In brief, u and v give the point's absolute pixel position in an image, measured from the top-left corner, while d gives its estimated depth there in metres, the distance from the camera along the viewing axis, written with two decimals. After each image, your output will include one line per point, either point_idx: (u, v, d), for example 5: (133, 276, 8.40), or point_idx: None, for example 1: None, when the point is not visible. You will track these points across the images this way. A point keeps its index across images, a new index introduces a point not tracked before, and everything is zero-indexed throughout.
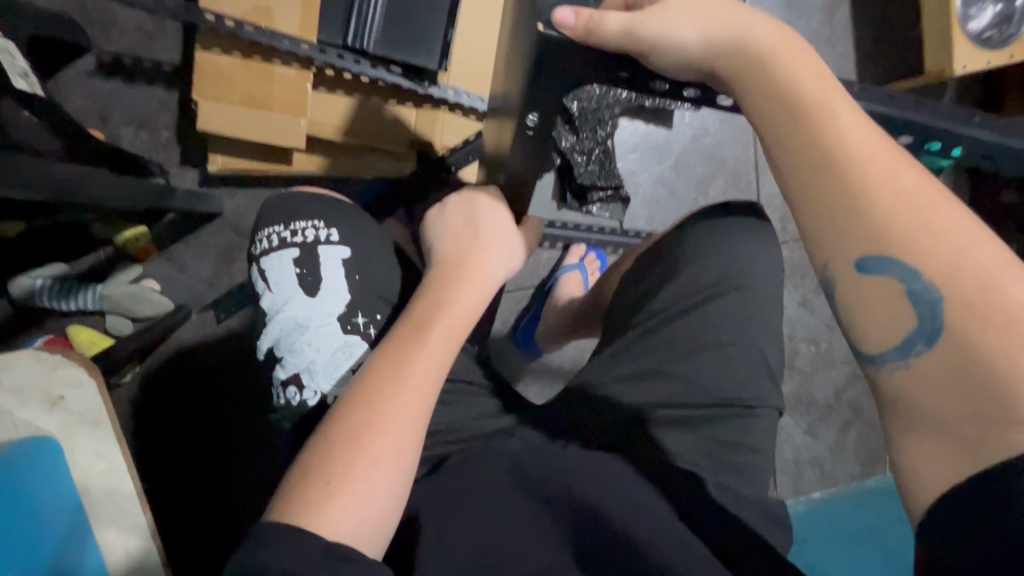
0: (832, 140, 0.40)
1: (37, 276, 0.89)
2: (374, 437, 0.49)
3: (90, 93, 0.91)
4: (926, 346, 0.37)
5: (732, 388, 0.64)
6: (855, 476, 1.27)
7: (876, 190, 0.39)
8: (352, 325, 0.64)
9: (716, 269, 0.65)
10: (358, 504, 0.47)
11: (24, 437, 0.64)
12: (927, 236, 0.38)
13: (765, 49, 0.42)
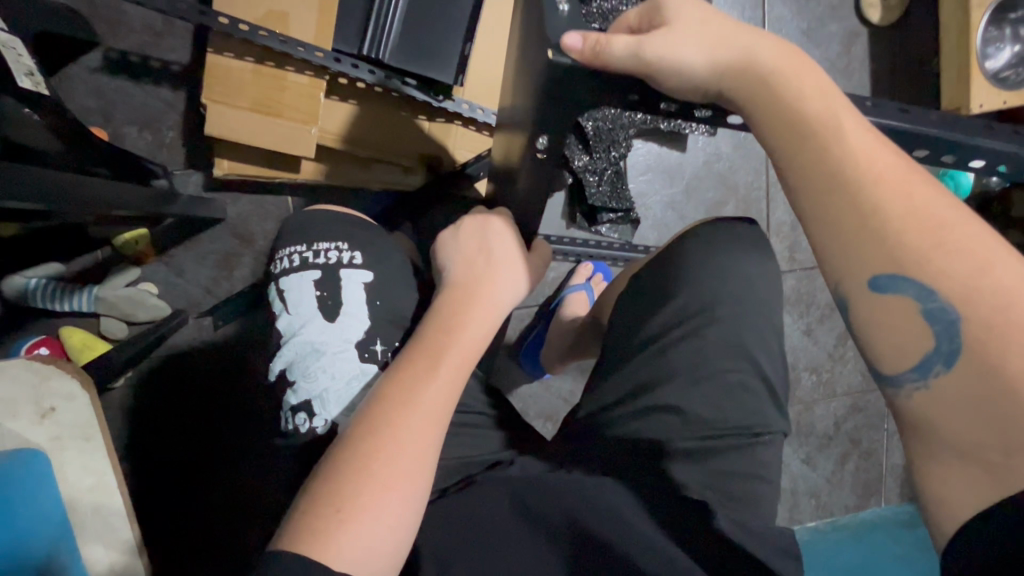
0: (841, 163, 0.39)
1: (32, 275, 0.87)
2: (386, 462, 0.47)
3: (95, 91, 0.88)
4: (945, 367, 0.36)
5: (740, 416, 0.61)
6: (850, 507, 1.27)
7: (886, 207, 0.37)
8: (368, 353, 0.62)
9: (714, 292, 0.63)
10: (370, 533, 0.44)
11: (12, 449, 0.62)
12: (944, 254, 0.36)
13: (773, 66, 0.41)
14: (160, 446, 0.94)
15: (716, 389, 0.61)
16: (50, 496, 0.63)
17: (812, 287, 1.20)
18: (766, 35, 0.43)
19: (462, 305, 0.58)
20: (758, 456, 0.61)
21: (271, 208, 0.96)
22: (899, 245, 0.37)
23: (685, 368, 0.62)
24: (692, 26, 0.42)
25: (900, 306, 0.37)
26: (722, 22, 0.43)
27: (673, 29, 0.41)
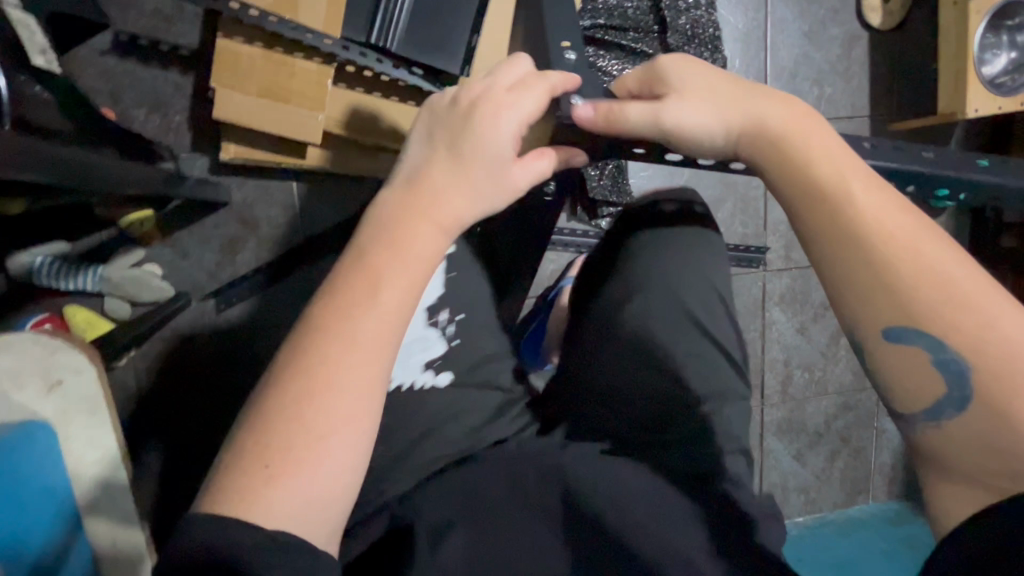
0: (855, 226, 0.44)
1: (37, 253, 0.87)
2: (318, 407, 0.41)
3: (104, 73, 0.89)
4: (955, 411, 0.43)
5: (702, 388, 0.63)
6: (839, 503, 1.29)
7: (903, 268, 0.43)
8: (434, 320, 0.71)
9: (662, 266, 0.64)
10: (298, 489, 0.40)
11: (18, 420, 0.62)
12: (953, 311, 0.42)
13: (788, 132, 0.47)
14: (163, 423, 0.97)
15: (682, 363, 0.63)
16: (56, 467, 0.64)
17: (805, 286, 1.21)
18: (775, 95, 0.49)
19: (391, 247, 0.46)
20: (722, 421, 0.63)
21: (276, 193, 0.97)
22: (910, 301, 0.43)
23: (648, 349, 0.62)
24: (702, 90, 0.49)
25: (913, 354, 0.44)
26: (732, 87, 0.49)
27: (683, 95, 0.49)
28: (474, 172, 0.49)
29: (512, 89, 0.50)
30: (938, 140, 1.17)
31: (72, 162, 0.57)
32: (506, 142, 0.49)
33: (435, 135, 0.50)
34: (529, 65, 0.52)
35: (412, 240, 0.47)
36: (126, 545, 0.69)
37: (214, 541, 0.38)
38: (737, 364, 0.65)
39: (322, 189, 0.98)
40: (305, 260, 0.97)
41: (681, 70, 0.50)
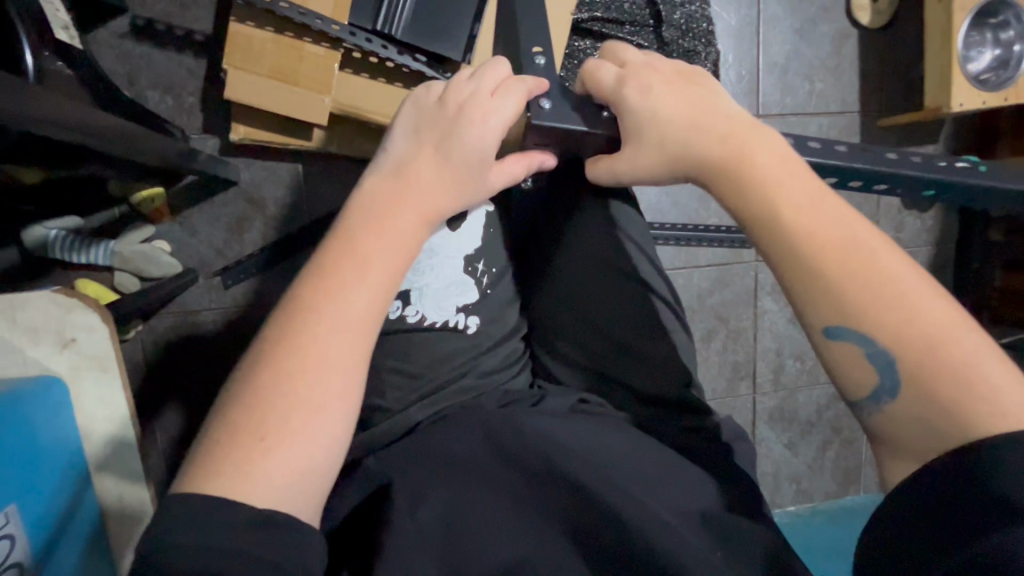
0: (794, 229, 0.46)
1: (52, 226, 0.90)
2: (308, 380, 0.42)
3: (121, 55, 0.93)
4: (889, 398, 0.44)
5: (637, 331, 0.67)
6: (830, 493, 1.31)
7: (835, 274, 0.45)
8: (472, 268, 0.70)
9: (597, 250, 0.67)
10: (288, 465, 0.40)
11: (34, 374, 0.66)
12: (883, 309, 0.44)
13: (726, 155, 0.50)
14: (170, 395, 1.00)
15: (613, 307, 0.67)
16: (66, 421, 0.66)
17: None
18: (727, 111, 0.53)
19: (377, 231, 0.48)
20: (660, 355, 0.66)
21: (282, 175, 1.00)
22: (845, 301, 0.44)
23: (576, 294, 0.68)
24: (658, 120, 0.53)
25: (850, 350, 0.45)
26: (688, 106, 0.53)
27: (639, 128, 0.53)
28: (456, 162, 0.52)
29: (495, 94, 0.54)
30: (927, 136, 1.21)
31: (78, 121, 0.62)
32: (486, 140, 0.53)
33: (421, 130, 0.53)
34: (509, 70, 0.56)
35: (399, 224, 0.49)
36: (133, 502, 0.72)
37: (196, 520, 0.37)
38: (668, 302, 0.69)
39: (327, 172, 1.01)
40: (310, 240, 1.00)
41: (641, 99, 0.53)
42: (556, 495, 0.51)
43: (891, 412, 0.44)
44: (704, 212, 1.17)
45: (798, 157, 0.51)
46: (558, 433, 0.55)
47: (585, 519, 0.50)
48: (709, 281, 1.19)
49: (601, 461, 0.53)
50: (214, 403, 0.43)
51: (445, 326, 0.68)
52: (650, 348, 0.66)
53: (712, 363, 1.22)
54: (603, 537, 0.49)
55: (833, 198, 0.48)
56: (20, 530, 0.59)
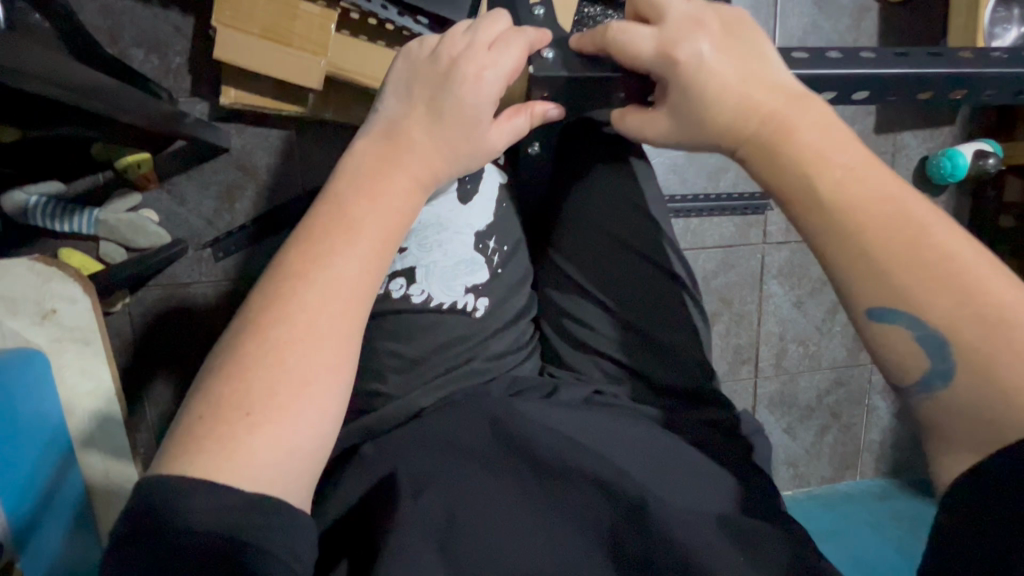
0: (833, 198, 0.41)
1: (33, 192, 0.87)
2: (297, 352, 0.39)
3: (103, 9, 0.87)
4: (942, 384, 0.39)
5: (659, 320, 0.64)
6: (826, 478, 1.30)
7: (878, 252, 0.39)
8: (482, 245, 0.67)
9: (618, 224, 0.65)
10: (273, 441, 0.37)
11: (13, 346, 0.63)
12: (939, 287, 0.38)
13: (763, 128, 0.44)
14: (160, 370, 0.97)
15: (638, 297, 0.64)
16: (47, 395, 0.63)
17: (804, 260, 1.20)
18: (764, 75, 0.46)
19: (369, 195, 0.45)
20: (678, 346, 0.64)
21: (275, 142, 0.95)
22: (890, 282, 0.39)
23: (593, 278, 0.66)
24: (704, 88, 0.46)
25: (895, 333, 0.40)
26: (719, 65, 0.45)
27: (689, 95, 0.46)
28: (453, 122, 0.48)
29: (492, 46, 0.48)
30: (943, 117, 1.17)
31: (55, 73, 0.58)
32: (483, 98, 0.48)
33: (413, 86, 0.49)
34: (509, 20, 0.50)
35: (392, 188, 0.46)
36: (119, 479, 0.69)
37: (179, 501, 0.35)
38: (689, 289, 0.65)
39: (321, 140, 0.96)
40: (304, 211, 0.97)
41: (691, 69, 0.46)
42: (569, 488, 0.48)
43: (944, 398, 0.39)
44: (710, 191, 1.13)
45: (843, 122, 0.45)
46: (567, 429, 0.54)
47: (599, 516, 0.47)
48: (715, 262, 1.16)
49: (614, 459, 0.51)
50: (196, 374, 0.40)
51: (453, 308, 0.65)
52: (671, 338, 0.64)
53: (714, 346, 1.20)
54: (616, 528, 0.47)
55: (882, 169, 0.42)
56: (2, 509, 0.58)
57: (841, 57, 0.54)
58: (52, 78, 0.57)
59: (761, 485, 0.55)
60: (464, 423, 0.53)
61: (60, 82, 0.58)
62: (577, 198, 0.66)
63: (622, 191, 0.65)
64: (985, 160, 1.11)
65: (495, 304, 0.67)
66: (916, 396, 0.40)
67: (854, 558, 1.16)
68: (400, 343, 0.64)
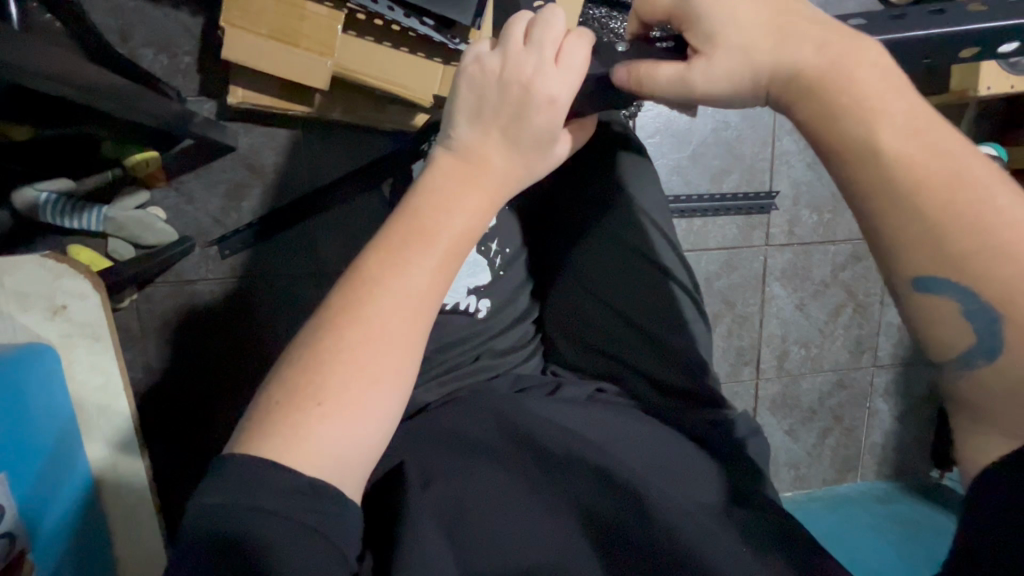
0: (897, 156, 0.37)
1: (43, 189, 0.88)
2: (372, 352, 0.40)
3: (113, 9, 0.88)
4: (985, 361, 0.38)
5: (662, 321, 0.64)
6: (827, 480, 1.30)
7: (937, 214, 0.37)
8: (484, 247, 0.67)
9: (626, 225, 0.65)
10: (342, 434, 0.38)
11: (23, 342, 0.64)
12: (1004, 258, 0.36)
13: (814, 64, 0.40)
14: (167, 365, 0.99)
15: (632, 296, 0.65)
16: (56, 390, 0.64)
17: (807, 262, 1.20)
18: (808, 16, 0.42)
19: (438, 210, 0.43)
20: (682, 348, 0.62)
21: (283, 141, 0.96)
22: (949, 249, 0.37)
23: (594, 277, 0.66)
24: (725, 25, 0.42)
25: (927, 323, 0.40)
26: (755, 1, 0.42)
27: None
28: (522, 138, 0.45)
29: (560, 60, 0.45)
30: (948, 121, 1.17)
31: (65, 71, 0.59)
32: (552, 117, 0.45)
33: (484, 89, 0.45)
34: (566, 22, 0.46)
35: (464, 204, 0.44)
36: (126, 472, 0.69)
37: (240, 485, 0.36)
38: (689, 291, 0.65)
39: (327, 139, 0.97)
40: (312, 210, 0.98)
41: (712, 1, 0.43)
42: (574, 480, 0.49)
43: (962, 392, 0.40)
44: (714, 192, 1.14)
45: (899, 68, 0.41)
46: (571, 424, 0.55)
47: (598, 502, 0.48)
48: (718, 264, 1.17)
49: (616, 455, 0.52)
50: (277, 359, 0.41)
51: (454, 309, 0.66)
52: (679, 342, 0.63)
53: (715, 347, 1.21)
54: (622, 528, 0.47)
55: (942, 123, 0.39)
56: (13, 502, 0.59)
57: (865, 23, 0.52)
58: (62, 79, 0.57)
59: (758, 486, 0.56)
60: (469, 419, 0.55)
61: (70, 83, 0.59)
62: (586, 195, 0.67)
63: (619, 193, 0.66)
64: None
65: (496, 306, 0.68)
66: (947, 385, 0.41)
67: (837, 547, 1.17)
68: None
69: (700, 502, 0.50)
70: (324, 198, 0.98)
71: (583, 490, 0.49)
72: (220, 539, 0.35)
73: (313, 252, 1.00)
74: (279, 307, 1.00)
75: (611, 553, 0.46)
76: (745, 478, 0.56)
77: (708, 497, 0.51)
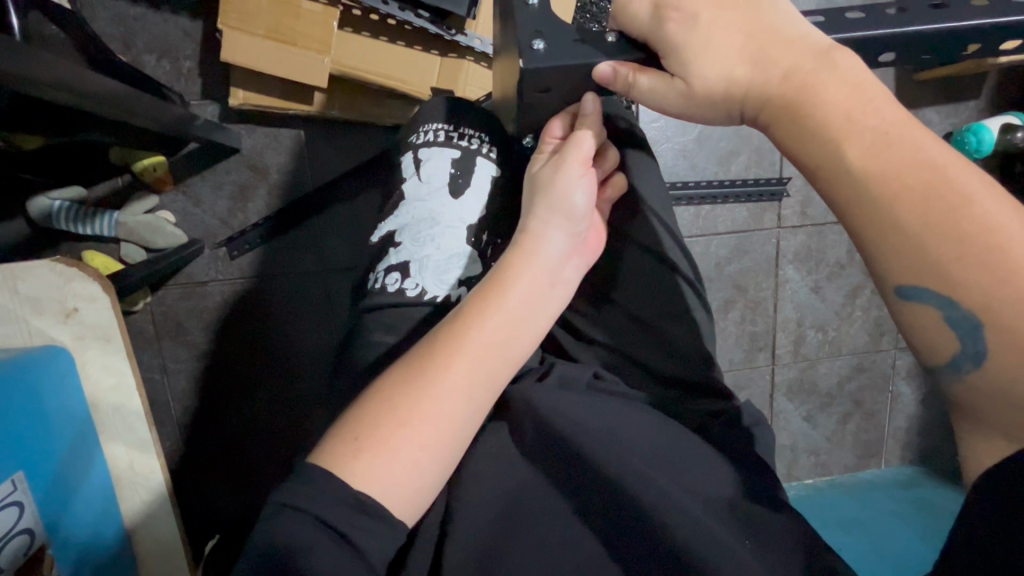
0: (868, 174, 0.39)
1: (56, 197, 0.90)
2: (438, 395, 0.45)
3: (115, 17, 0.90)
4: (973, 366, 0.38)
5: (662, 310, 0.64)
6: (849, 467, 1.28)
7: (910, 224, 0.38)
8: (476, 238, 0.62)
9: (628, 215, 0.65)
10: (402, 464, 0.42)
11: (39, 345, 0.66)
12: (974, 265, 0.37)
13: (786, 91, 0.43)
14: (182, 366, 1.01)
15: (628, 282, 0.64)
16: (72, 390, 0.66)
17: (821, 245, 1.17)
18: (781, 31, 0.44)
19: (502, 279, 0.50)
20: (684, 337, 0.63)
21: (286, 141, 0.97)
22: (924, 256, 0.38)
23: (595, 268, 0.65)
24: (706, 30, 0.45)
25: (926, 312, 0.39)
26: (732, 22, 0.45)
27: (699, 32, 0.45)
28: (566, 213, 0.53)
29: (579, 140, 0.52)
30: (969, 90, 1.12)
31: (70, 80, 0.61)
32: (583, 188, 0.52)
33: (538, 174, 0.54)
34: (592, 106, 0.52)
35: (524, 272, 0.50)
36: (143, 470, 0.71)
37: (309, 486, 0.40)
38: (692, 282, 0.65)
39: (331, 136, 0.98)
40: (318, 208, 0.99)
41: (687, 32, 0.45)
42: (574, 481, 0.49)
43: (975, 380, 0.39)
44: (721, 175, 1.12)
45: (874, 78, 0.42)
46: (577, 417, 0.51)
47: (600, 496, 0.48)
48: (728, 249, 1.15)
49: (619, 445, 0.50)
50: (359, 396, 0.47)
51: (446, 303, 0.59)
52: (676, 333, 0.63)
53: (729, 334, 1.18)
54: (625, 519, 0.47)
55: (917, 128, 0.40)
56: (31, 498, 0.61)
57: (862, 16, 0.50)
58: (54, 85, 0.58)
59: (766, 472, 0.54)
60: None
61: (63, 87, 0.59)
62: None
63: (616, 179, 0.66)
64: (1013, 134, 1.05)
65: None
66: (950, 380, 0.40)
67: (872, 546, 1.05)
68: (400, 333, 0.57)
69: (707, 493, 0.49)
70: (330, 197, 0.99)
71: (590, 485, 0.48)
72: (268, 548, 0.38)
73: (320, 250, 1.00)
74: (286, 308, 1.01)
75: (612, 545, 0.46)
76: (756, 467, 0.54)
77: (717, 488, 0.50)
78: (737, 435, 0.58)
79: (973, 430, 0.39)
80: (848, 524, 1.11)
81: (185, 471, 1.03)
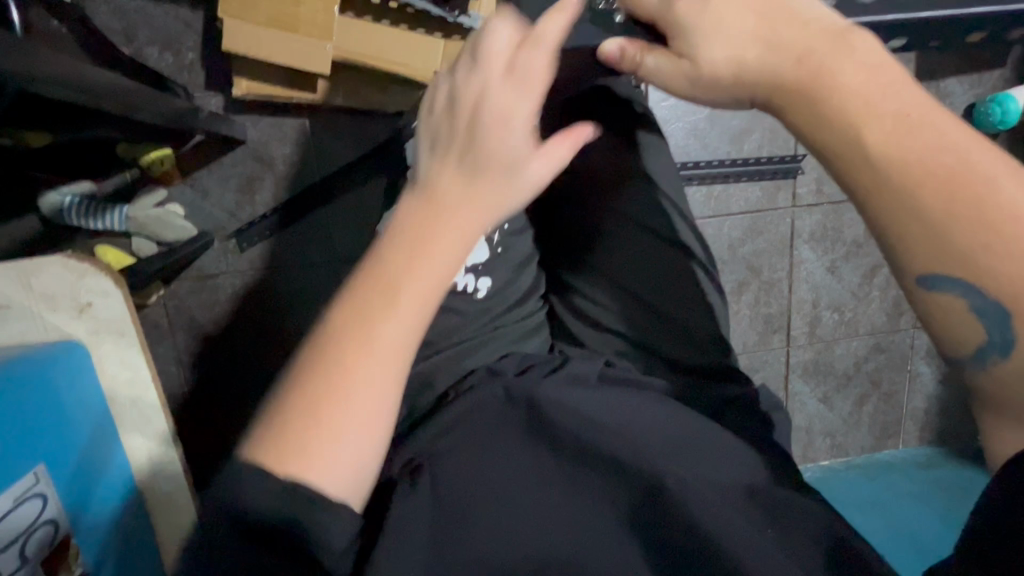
0: (891, 159, 0.37)
1: (67, 192, 0.89)
2: (365, 361, 0.37)
3: (116, 9, 0.89)
4: (1000, 357, 0.37)
5: (673, 296, 0.62)
6: (866, 448, 1.25)
7: (936, 212, 0.36)
8: None
9: (638, 203, 0.64)
10: (342, 450, 0.36)
11: (54, 340, 0.66)
12: (1002, 252, 0.35)
13: (801, 78, 0.41)
14: (196, 358, 1.02)
15: (636, 268, 0.63)
16: (89, 384, 0.67)
17: (837, 222, 1.15)
18: (793, 8, 0.43)
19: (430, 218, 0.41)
20: (695, 322, 0.62)
21: (291, 132, 0.96)
22: (950, 247, 0.36)
23: (607, 258, 0.63)
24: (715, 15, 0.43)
25: (951, 302, 0.38)
26: (740, 7, 0.43)
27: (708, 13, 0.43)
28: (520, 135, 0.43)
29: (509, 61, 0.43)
30: (992, 60, 1.08)
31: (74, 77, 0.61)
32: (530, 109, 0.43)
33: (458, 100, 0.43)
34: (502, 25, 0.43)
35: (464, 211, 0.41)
36: (162, 461, 0.73)
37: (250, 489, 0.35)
38: (704, 265, 0.65)
39: (335, 125, 0.97)
40: (325, 198, 0.98)
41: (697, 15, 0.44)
42: (595, 477, 0.47)
43: (1001, 370, 0.38)
44: (733, 154, 1.09)
45: (894, 63, 0.40)
46: (600, 416, 0.51)
47: (622, 494, 0.47)
48: (741, 230, 1.12)
49: (636, 438, 0.49)
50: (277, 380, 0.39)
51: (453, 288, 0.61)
52: (688, 317, 0.62)
53: (742, 316, 1.16)
54: (654, 523, 0.45)
55: (935, 109, 0.39)
56: (54, 490, 0.61)
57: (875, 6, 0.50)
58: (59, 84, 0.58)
59: (782, 460, 0.53)
60: (483, 403, 0.53)
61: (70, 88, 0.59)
62: (596, 169, 0.64)
63: (626, 164, 0.64)
64: None
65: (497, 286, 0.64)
66: (974, 371, 0.39)
67: (881, 534, 1.10)
68: None
69: (720, 482, 0.48)
70: (337, 186, 0.98)
71: (618, 483, 0.47)
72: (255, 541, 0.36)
73: (329, 241, 1.00)
74: (296, 300, 1.02)
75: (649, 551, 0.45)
76: (771, 453, 0.53)
77: (729, 476, 0.48)
78: (750, 421, 0.58)
79: (996, 420, 0.38)
80: (859, 510, 1.14)
81: (199, 461, 1.04)
